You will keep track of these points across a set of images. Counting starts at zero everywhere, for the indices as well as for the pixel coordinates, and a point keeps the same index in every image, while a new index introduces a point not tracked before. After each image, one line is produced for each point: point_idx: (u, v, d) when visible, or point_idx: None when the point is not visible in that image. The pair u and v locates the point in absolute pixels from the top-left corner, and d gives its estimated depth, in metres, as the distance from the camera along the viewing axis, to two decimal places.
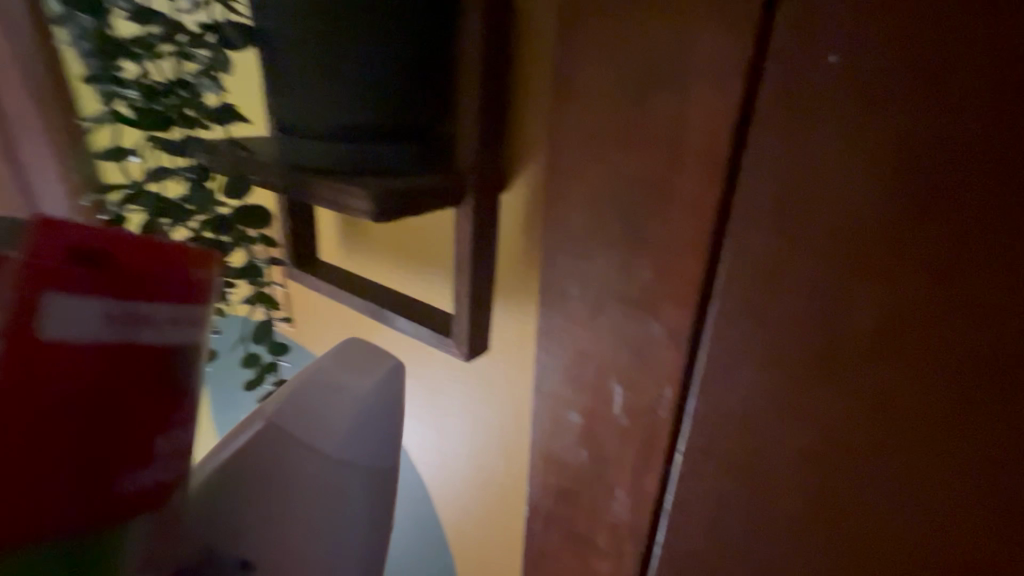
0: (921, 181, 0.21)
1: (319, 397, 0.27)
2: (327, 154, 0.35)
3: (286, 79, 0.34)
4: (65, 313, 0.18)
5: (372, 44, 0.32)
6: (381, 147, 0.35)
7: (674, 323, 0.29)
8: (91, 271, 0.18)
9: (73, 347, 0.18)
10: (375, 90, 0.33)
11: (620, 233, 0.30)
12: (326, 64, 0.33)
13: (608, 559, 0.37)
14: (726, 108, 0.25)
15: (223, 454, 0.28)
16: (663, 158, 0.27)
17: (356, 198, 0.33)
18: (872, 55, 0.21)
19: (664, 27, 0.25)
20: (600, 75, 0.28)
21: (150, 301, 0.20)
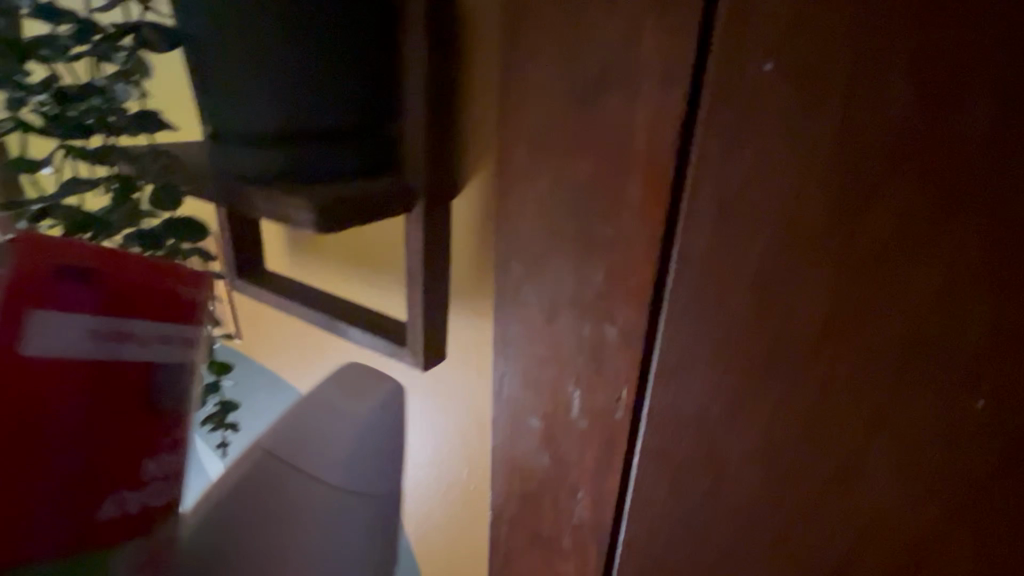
0: (856, 178, 0.23)
1: (322, 418, 0.32)
2: (264, 160, 0.34)
3: (215, 82, 0.33)
4: (39, 331, 0.21)
5: (304, 44, 0.31)
6: (321, 152, 0.34)
7: (628, 324, 0.30)
8: (91, 287, 0.22)
9: (64, 356, 0.21)
10: (311, 92, 0.32)
11: (573, 237, 0.30)
12: (256, 65, 0.31)
13: (573, 560, 0.38)
14: (671, 114, 0.26)
15: (227, 476, 0.31)
16: (612, 162, 0.28)
17: (297, 209, 0.32)
18: (807, 57, 0.22)
19: (612, 36, 0.26)
20: (548, 80, 0.29)
21: (145, 322, 0.24)
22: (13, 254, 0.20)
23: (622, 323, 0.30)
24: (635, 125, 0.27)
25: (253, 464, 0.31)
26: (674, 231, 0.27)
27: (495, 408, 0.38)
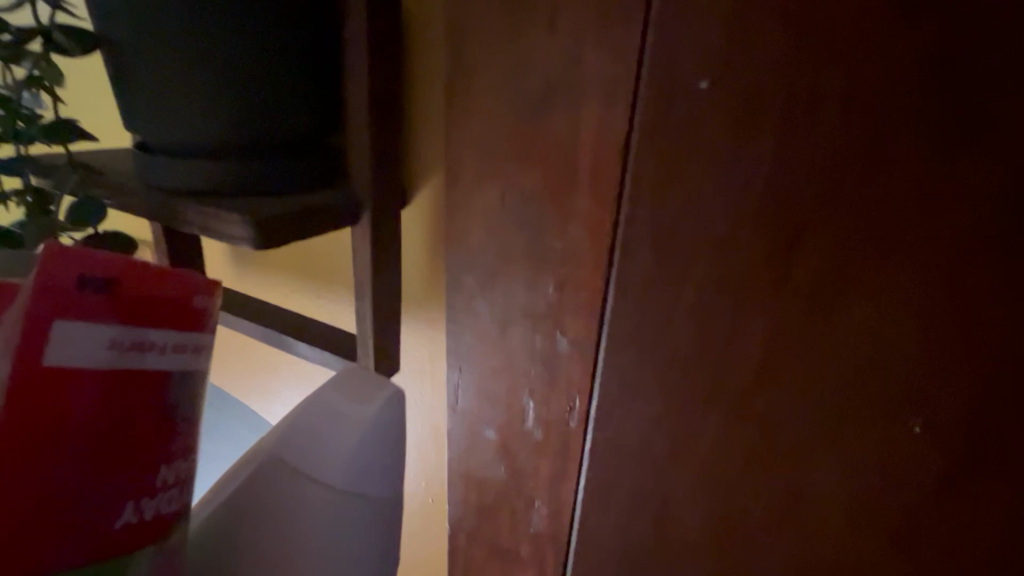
0: (791, 186, 0.25)
1: (320, 422, 0.26)
2: (192, 173, 0.32)
3: (138, 88, 0.31)
4: (57, 345, 0.16)
5: (241, 53, 0.30)
6: (259, 164, 0.32)
7: (577, 335, 0.32)
8: (106, 298, 0.17)
9: (79, 372, 0.17)
10: (247, 103, 0.31)
11: (523, 250, 0.32)
12: (187, 73, 0.30)
13: (530, 569, 0.38)
14: (611, 136, 0.28)
15: (225, 490, 0.27)
16: (557, 179, 0.30)
17: (232, 222, 0.31)
18: (738, 79, 0.25)
19: (553, 64, 0.28)
20: (496, 101, 0.30)
21: (161, 329, 0.19)
22: (36, 262, 0.16)
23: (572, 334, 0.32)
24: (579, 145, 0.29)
25: (254, 474, 0.26)
26: (617, 242, 0.29)
27: (450, 420, 0.39)
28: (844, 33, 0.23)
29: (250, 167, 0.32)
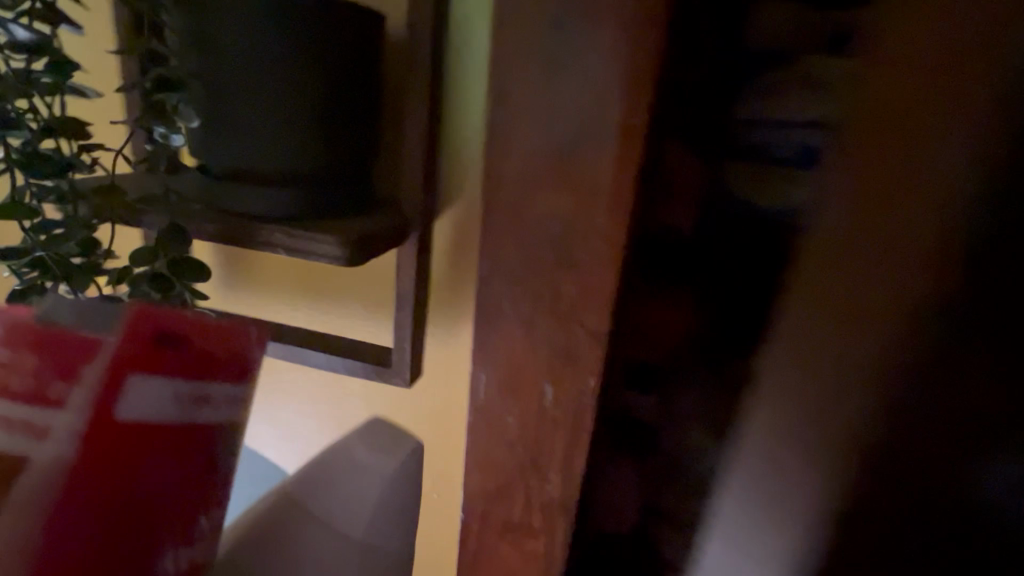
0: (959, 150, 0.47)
1: (345, 472, 0.41)
2: (293, 210, 0.48)
3: (251, 153, 0.47)
4: (135, 384, 0.32)
5: (327, 133, 0.48)
6: (337, 205, 0.50)
7: (594, 327, 0.39)
8: (172, 349, 0.33)
9: (152, 405, 0.33)
10: (333, 167, 0.49)
11: (549, 260, 0.38)
12: (294, 145, 0.47)
13: (542, 534, 0.46)
14: (630, 165, 0.35)
15: (255, 523, 0.40)
16: (582, 199, 0.36)
17: (329, 243, 0.46)
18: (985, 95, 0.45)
19: (584, 101, 0.34)
20: (533, 130, 0.35)
21: (213, 380, 0.35)
22: (128, 319, 0.32)
23: (587, 330, 0.39)
24: (601, 172, 0.35)
25: (283, 509, 0.40)
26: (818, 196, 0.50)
27: (469, 414, 0.44)
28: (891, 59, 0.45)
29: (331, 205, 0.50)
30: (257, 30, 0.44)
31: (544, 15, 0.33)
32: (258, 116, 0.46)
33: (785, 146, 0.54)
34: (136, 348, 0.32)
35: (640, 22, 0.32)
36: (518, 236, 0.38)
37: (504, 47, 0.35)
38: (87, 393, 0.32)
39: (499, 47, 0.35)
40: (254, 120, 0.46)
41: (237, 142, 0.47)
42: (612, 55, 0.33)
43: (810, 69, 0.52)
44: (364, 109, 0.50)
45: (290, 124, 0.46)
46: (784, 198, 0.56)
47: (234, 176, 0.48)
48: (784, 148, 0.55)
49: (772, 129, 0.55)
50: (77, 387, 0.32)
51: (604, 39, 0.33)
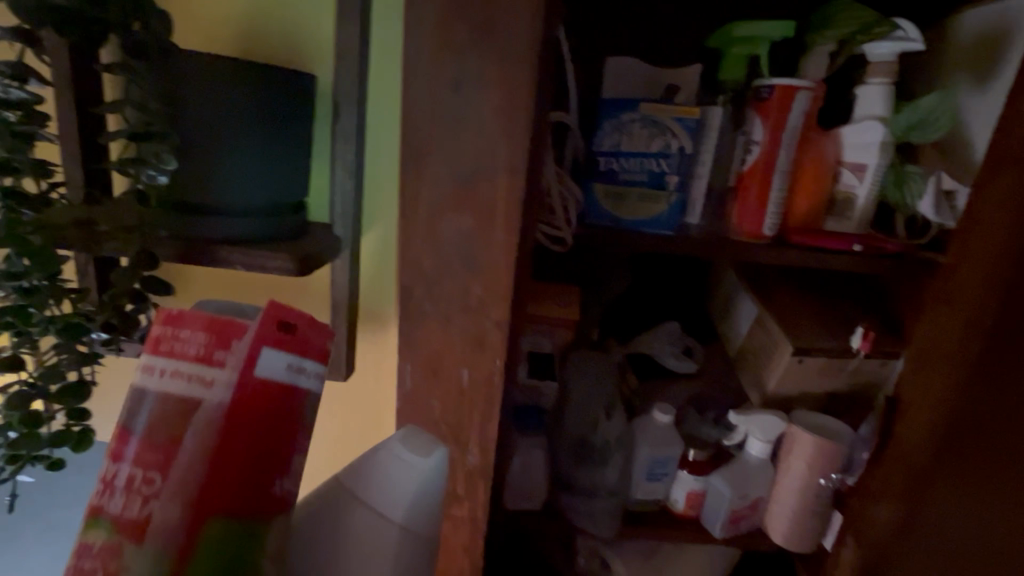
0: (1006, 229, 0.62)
1: (392, 463, 0.39)
2: (247, 225, 0.53)
3: (218, 173, 0.51)
4: (262, 362, 0.36)
5: (282, 140, 0.54)
6: (285, 221, 0.56)
7: (500, 318, 0.49)
8: (206, 333, 0.36)
9: (257, 378, 0.36)
10: (287, 192, 0.56)
11: (460, 265, 0.47)
12: (247, 149, 0.52)
13: (466, 497, 0.55)
14: (517, 191, 0.46)
15: None
16: (482, 216, 0.46)
17: (276, 260, 0.52)
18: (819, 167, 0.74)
19: (479, 145, 0.45)
20: (439, 166, 0.45)
21: None
22: (155, 322, 0.37)
23: (492, 321, 0.49)
24: (497, 198, 0.46)
25: None
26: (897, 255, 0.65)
27: (398, 401, 0.52)
28: (713, 128, 0.70)
29: (286, 220, 0.56)
30: (217, 75, 0.49)
31: (444, 79, 0.43)
32: (211, 151, 0.51)
33: (639, 172, 0.70)
34: (271, 335, 0.36)
35: (517, 86, 0.43)
36: (435, 249, 0.47)
37: (414, 102, 0.44)
38: (225, 373, 0.35)
39: (413, 101, 0.44)
40: (212, 156, 0.51)
41: (190, 173, 0.51)
42: (499, 109, 0.44)
43: (648, 116, 0.69)
44: (304, 113, 0.57)
45: (243, 156, 0.52)
46: (646, 213, 0.72)
47: (182, 204, 0.52)
48: (635, 174, 0.71)
49: (626, 159, 0.70)
50: (215, 369, 0.35)
51: (494, 99, 0.44)
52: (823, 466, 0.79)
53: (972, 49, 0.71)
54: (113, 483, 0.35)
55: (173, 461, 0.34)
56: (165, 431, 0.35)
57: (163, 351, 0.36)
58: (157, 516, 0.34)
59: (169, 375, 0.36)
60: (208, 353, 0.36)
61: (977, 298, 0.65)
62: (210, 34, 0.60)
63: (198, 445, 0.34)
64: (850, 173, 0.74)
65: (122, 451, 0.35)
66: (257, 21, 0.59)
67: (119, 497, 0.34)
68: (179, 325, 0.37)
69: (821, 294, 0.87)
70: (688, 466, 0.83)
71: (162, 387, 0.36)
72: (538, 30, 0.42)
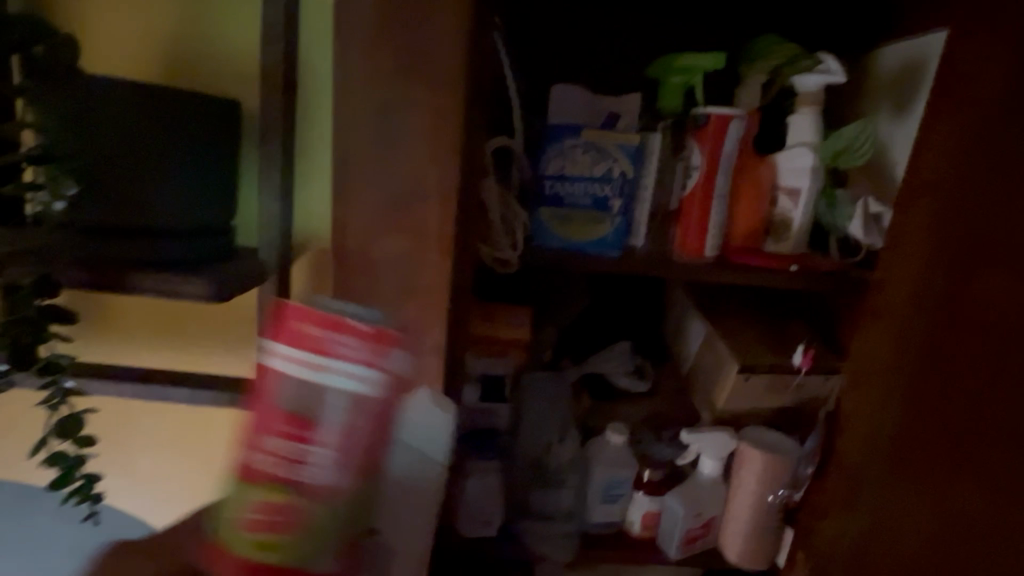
0: (937, 230, 0.63)
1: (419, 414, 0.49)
2: (165, 248, 0.53)
3: (134, 195, 0.51)
4: (391, 354, 0.35)
5: (202, 161, 0.54)
6: (207, 244, 0.55)
7: (436, 340, 0.49)
8: (335, 328, 0.35)
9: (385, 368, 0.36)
10: (210, 216, 0.56)
11: (395, 288, 0.48)
12: (164, 169, 0.51)
13: None
14: (449, 214, 0.46)
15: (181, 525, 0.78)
16: (416, 239, 0.46)
17: (196, 285, 0.51)
18: (754, 191, 0.78)
19: (409, 168, 0.45)
20: (370, 191, 0.45)
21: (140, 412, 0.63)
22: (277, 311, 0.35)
23: (428, 343, 0.49)
24: (430, 220, 0.46)
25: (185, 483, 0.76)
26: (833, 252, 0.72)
27: None
28: (653, 153, 0.73)
29: (210, 243, 0.56)
30: (159, 99, 0.50)
31: (371, 106, 0.44)
32: (161, 178, 0.51)
33: (584, 195, 0.72)
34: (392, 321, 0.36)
35: (445, 111, 0.44)
36: (368, 272, 0.47)
37: (342, 129, 0.44)
38: (358, 366, 0.35)
39: (342, 125, 0.44)
40: (160, 182, 0.51)
41: (137, 200, 0.51)
42: (427, 132, 0.44)
43: (591, 141, 0.71)
44: (228, 135, 0.56)
45: (192, 183, 0.53)
46: (591, 235, 0.73)
47: (132, 229, 0.52)
48: (580, 197, 0.72)
49: (570, 183, 0.72)
50: (343, 362, 0.35)
51: (421, 124, 0.44)
52: (772, 481, 0.80)
53: (891, 85, 0.76)
54: (256, 462, 0.36)
55: (321, 436, 0.36)
56: (310, 410, 0.36)
57: (284, 349, 0.35)
58: (317, 478, 0.36)
59: (296, 369, 0.35)
60: (325, 344, 0.34)
61: (905, 311, 0.67)
62: (144, 61, 0.60)
63: (341, 419, 0.36)
64: (785, 197, 0.78)
65: (263, 437, 0.36)
66: (193, 48, 0.60)
67: (279, 466, 0.36)
68: (296, 327, 0.35)
69: (764, 312, 0.90)
70: (643, 487, 0.84)
71: (293, 373, 0.35)
72: (461, 57, 0.43)
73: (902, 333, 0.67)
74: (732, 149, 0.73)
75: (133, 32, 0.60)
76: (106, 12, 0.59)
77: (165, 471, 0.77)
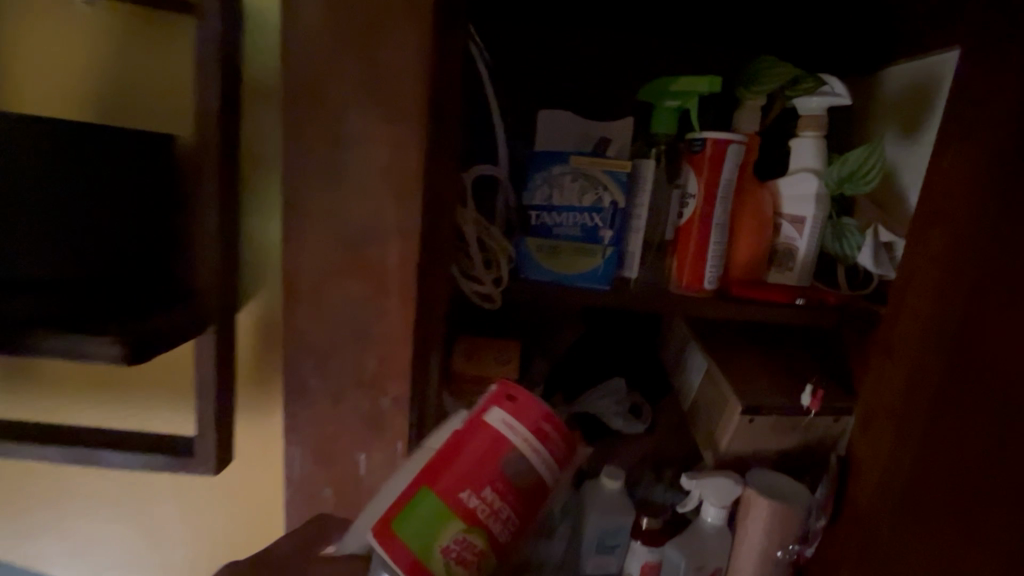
0: (950, 264, 0.57)
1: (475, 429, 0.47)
2: (81, 297, 0.49)
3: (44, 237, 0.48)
4: (573, 454, 0.45)
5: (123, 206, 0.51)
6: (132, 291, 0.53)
7: (397, 394, 0.44)
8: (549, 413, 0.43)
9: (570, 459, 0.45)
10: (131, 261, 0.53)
11: (352, 337, 0.43)
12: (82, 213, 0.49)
13: None
14: (408, 255, 0.42)
15: None
16: (371, 284, 0.42)
17: (104, 346, 0.45)
18: (755, 220, 0.73)
19: (364, 207, 0.41)
20: (322, 232, 0.42)
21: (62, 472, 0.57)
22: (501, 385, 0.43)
23: (390, 396, 0.45)
24: (389, 265, 0.42)
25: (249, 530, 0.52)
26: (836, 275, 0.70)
27: (292, 486, 0.48)
28: (642, 182, 0.69)
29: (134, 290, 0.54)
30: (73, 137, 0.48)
31: (323, 140, 0.40)
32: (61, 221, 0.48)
33: (570, 227, 0.68)
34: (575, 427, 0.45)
35: (405, 143, 0.40)
36: (322, 320, 0.43)
37: (292, 167, 0.41)
38: (555, 450, 0.43)
39: (292, 162, 0.41)
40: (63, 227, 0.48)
41: (37, 246, 0.47)
42: (384, 167, 0.40)
43: (579, 169, 0.67)
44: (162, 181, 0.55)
45: (100, 228, 0.50)
46: (578, 268, 0.68)
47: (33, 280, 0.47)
48: (568, 227, 0.68)
49: (557, 213, 0.68)
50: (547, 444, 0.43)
51: (377, 156, 0.40)
52: (780, 535, 0.73)
53: (900, 107, 0.71)
54: (457, 503, 0.41)
55: (513, 500, 0.42)
56: (510, 475, 0.42)
57: (509, 418, 0.43)
58: (497, 536, 0.41)
59: (513, 435, 0.42)
60: (540, 426, 0.43)
61: (918, 353, 0.60)
62: (65, 98, 0.57)
63: (528, 491, 0.42)
64: (788, 225, 0.73)
65: (467, 487, 0.41)
66: (143, 76, 0.57)
67: (471, 515, 0.41)
68: (522, 406, 0.43)
69: (766, 346, 0.84)
70: (640, 536, 0.76)
71: (509, 437, 0.42)
72: (419, 86, 0.39)
73: (912, 377, 0.61)
74: (728, 177, 0.69)
75: (53, 67, 0.57)
76: (31, 47, 0.56)
77: (100, 535, 0.68)
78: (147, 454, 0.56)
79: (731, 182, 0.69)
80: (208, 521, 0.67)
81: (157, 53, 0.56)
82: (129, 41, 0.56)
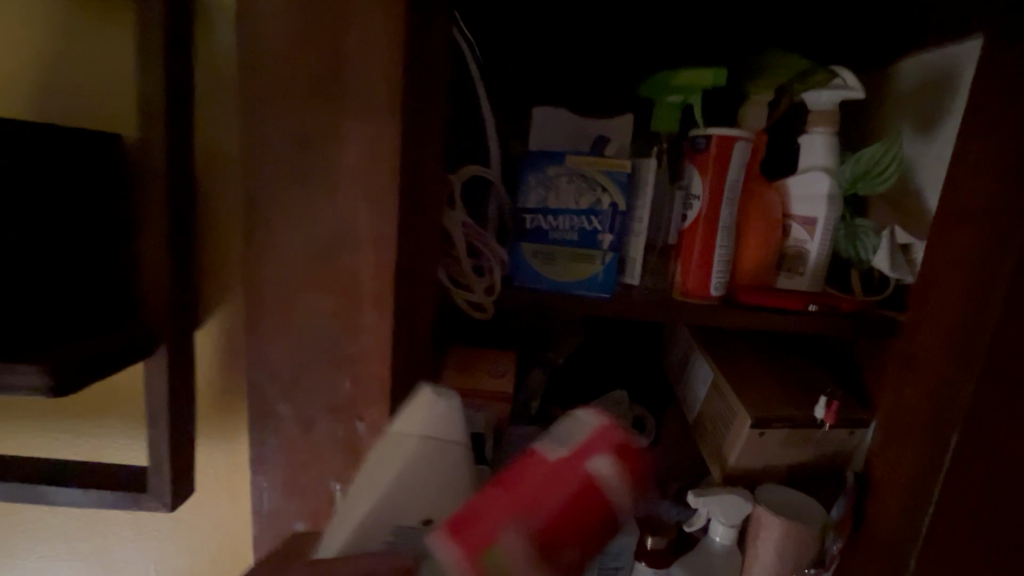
0: (975, 269, 0.52)
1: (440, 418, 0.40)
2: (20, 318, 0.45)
3: None
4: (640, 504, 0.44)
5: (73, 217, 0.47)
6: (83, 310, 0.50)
7: (375, 419, 0.41)
8: (641, 466, 0.43)
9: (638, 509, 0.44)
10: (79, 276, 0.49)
11: (323, 357, 0.40)
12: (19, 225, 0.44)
13: None
14: (383, 267, 0.38)
15: None
16: (344, 299, 0.38)
17: (29, 373, 0.41)
18: (757, 218, 0.69)
19: (335, 213, 0.37)
20: (289, 243, 0.38)
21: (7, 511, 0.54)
22: (608, 427, 0.42)
23: (367, 420, 0.41)
24: (362, 276, 0.38)
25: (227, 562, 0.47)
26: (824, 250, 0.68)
27: (262, 517, 0.44)
28: (641, 184, 0.65)
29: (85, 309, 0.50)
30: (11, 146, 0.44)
31: (289, 140, 0.37)
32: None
33: (567, 232, 0.64)
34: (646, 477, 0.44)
35: (379, 142, 0.36)
36: (291, 338, 0.39)
37: (256, 171, 0.37)
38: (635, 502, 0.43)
39: (256, 164, 0.37)
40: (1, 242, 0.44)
41: None
42: (356, 169, 0.37)
43: (575, 169, 0.63)
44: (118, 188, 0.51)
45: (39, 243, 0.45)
46: (574, 275, 0.64)
47: None
48: (565, 232, 0.64)
49: (552, 217, 0.64)
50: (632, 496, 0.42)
51: (349, 157, 0.36)
52: (794, 558, 0.67)
53: (915, 101, 0.66)
54: (544, 544, 0.38)
55: (593, 548, 0.40)
56: (599, 525, 0.40)
57: (610, 466, 0.41)
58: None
59: (610, 484, 0.41)
60: (632, 476, 0.42)
61: (943, 365, 0.55)
62: (14, 100, 0.53)
63: (605, 538, 0.41)
64: (799, 227, 0.69)
65: (558, 530, 0.38)
66: (100, 76, 0.53)
67: (555, 559, 0.38)
68: (620, 454, 0.42)
69: (777, 357, 0.80)
70: (646, 556, 0.69)
71: (607, 484, 0.40)
72: (394, 77, 0.35)
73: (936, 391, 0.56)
74: (735, 177, 0.64)
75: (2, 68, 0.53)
76: None
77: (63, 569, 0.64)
78: (96, 491, 0.53)
79: (738, 182, 0.65)
80: (178, 552, 0.63)
81: (113, 52, 0.52)
82: (83, 40, 0.52)
